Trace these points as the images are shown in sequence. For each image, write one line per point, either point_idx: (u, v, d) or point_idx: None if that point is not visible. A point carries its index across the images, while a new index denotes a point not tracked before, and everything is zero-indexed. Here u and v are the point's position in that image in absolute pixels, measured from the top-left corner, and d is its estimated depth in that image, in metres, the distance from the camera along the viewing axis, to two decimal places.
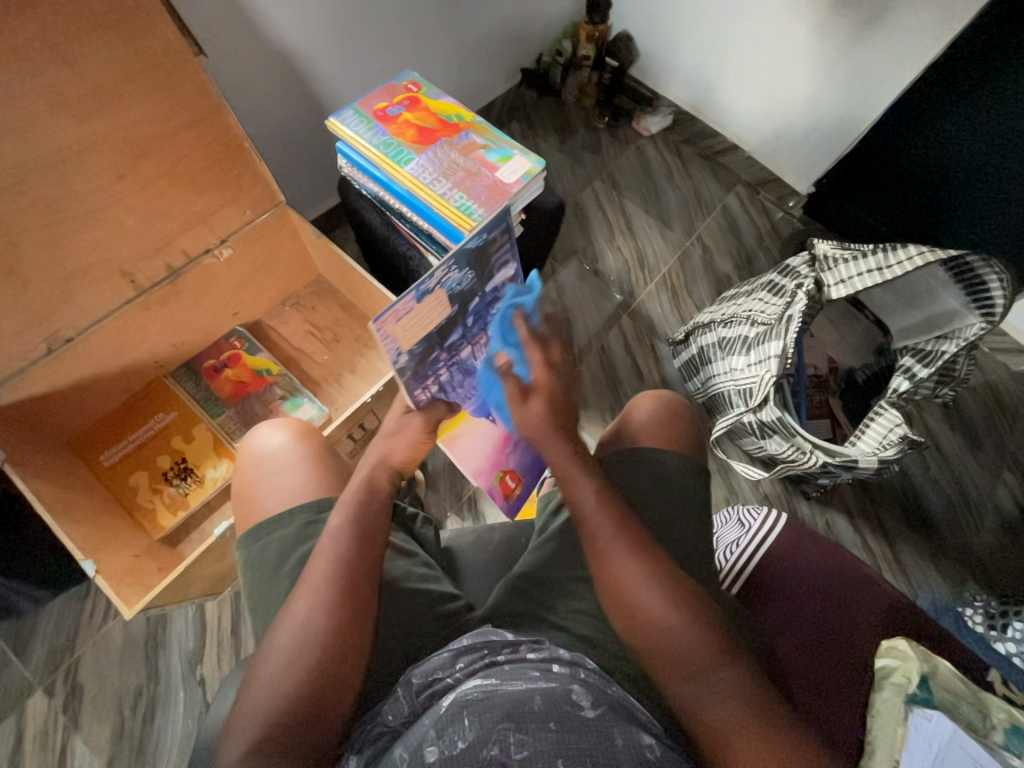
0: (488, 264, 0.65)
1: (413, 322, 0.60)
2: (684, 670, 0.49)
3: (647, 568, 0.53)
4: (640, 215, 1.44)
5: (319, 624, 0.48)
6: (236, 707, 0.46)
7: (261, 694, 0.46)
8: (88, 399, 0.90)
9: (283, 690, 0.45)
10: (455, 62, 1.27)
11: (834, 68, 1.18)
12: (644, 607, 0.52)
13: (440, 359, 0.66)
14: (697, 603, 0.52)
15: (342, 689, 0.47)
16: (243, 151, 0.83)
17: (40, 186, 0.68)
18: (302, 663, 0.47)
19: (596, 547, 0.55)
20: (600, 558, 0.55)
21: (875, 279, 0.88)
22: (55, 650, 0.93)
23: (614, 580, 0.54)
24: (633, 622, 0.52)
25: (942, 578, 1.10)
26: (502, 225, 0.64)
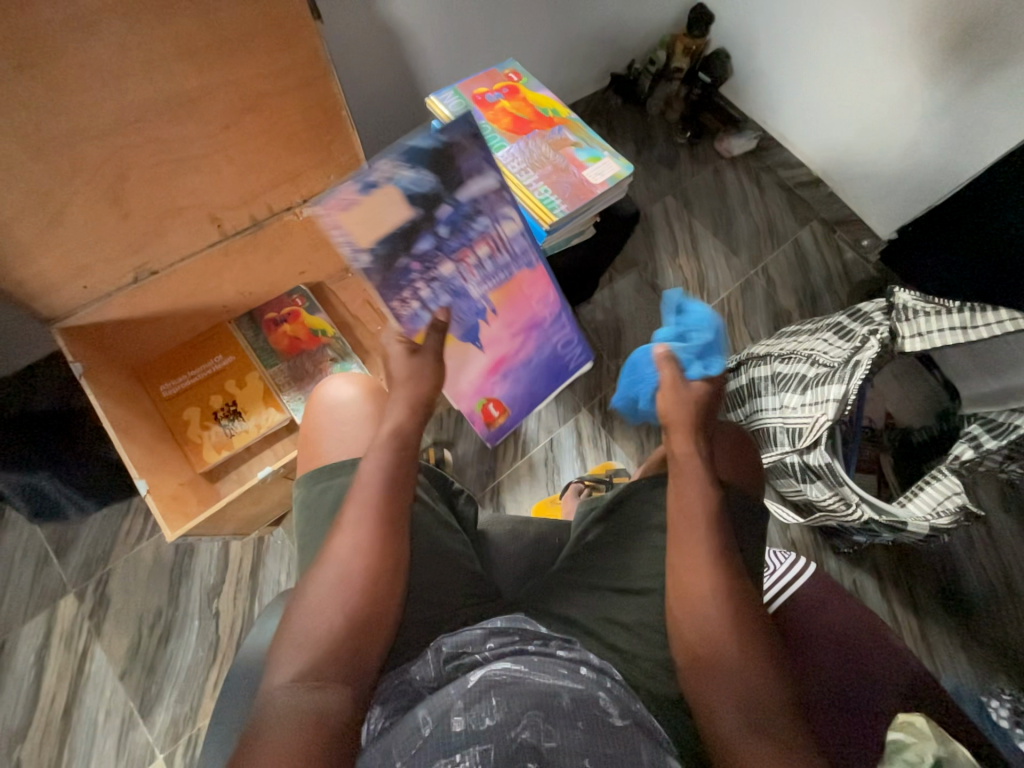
0: (452, 168, 0.65)
1: (360, 213, 0.62)
2: (740, 701, 0.48)
3: (732, 583, 0.53)
4: (707, 237, 1.41)
5: (355, 565, 0.50)
6: (279, 636, 0.49)
7: (305, 624, 0.48)
8: (159, 332, 0.95)
9: (324, 625, 0.48)
10: (549, 59, 1.27)
11: (943, 113, 1.13)
12: (715, 622, 0.51)
13: (412, 269, 0.66)
14: (763, 638, 0.52)
15: (377, 632, 0.49)
16: (340, 118, 0.86)
17: (156, 126, 0.72)
18: (341, 602, 0.48)
19: (684, 546, 0.55)
20: (685, 552, 0.55)
21: (955, 338, 0.85)
22: (90, 560, 0.98)
23: (693, 588, 0.53)
24: (703, 641, 0.51)
25: (970, 663, 1.03)
26: (465, 128, 0.64)
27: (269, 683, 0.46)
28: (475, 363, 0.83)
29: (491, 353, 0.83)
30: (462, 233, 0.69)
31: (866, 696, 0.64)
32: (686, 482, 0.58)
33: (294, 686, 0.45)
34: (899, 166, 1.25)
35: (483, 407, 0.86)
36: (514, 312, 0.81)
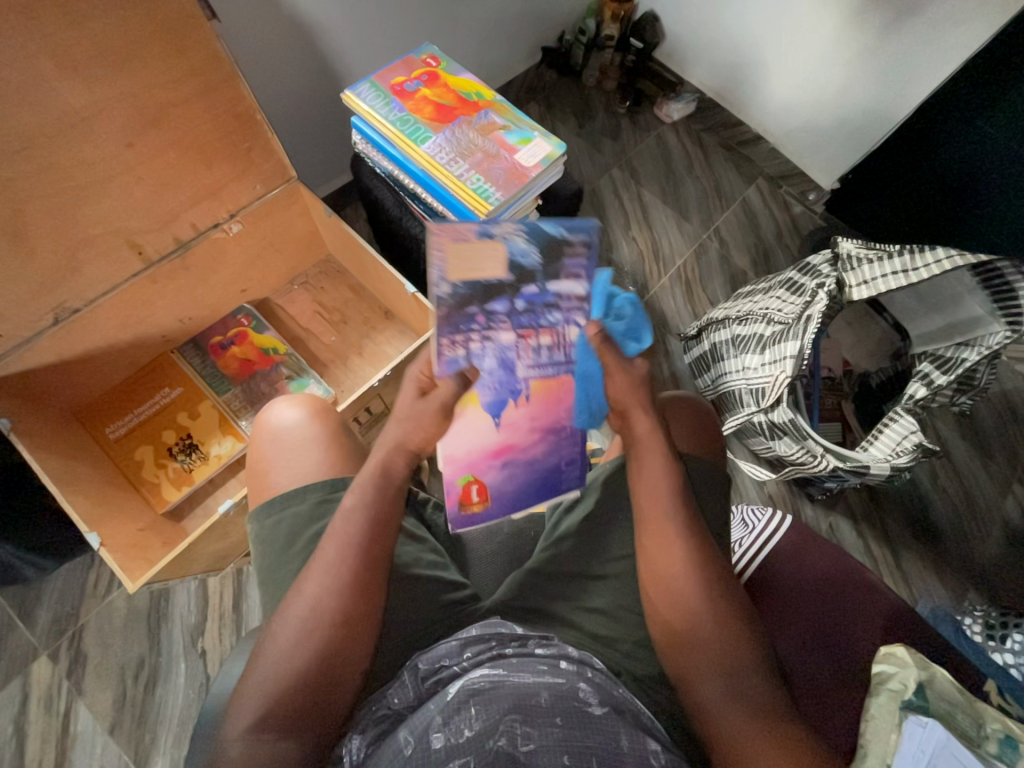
0: (558, 265, 0.54)
1: (468, 253, 0.51)
2: (712, 670, 0.50)
3: (703, 563, 0.53)
4: (657, 206, 1.41)
5: (331, 606, 0.48)
6: (240, 685, 0.47)
7: (273, 673, 0.46)
8: (94, 372, 0.89)
9: (293, 667, 0.46)
10: (475, 37, 1.23)
11: (870, 57, 1.14)
12: (688, 601, 0.52)
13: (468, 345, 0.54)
14: (734, 605, 0.53)
15: (346, 672, 0.47)
16: (255, 123, 0.81)
17: (47, 152, 0.66)
18: (312, 645, 0.47)
19: (649, 540, 0.55)
20: (655, 546, 0.54)
21: (900, 282, 0.86)
22: (60, 618, 0.94)
23: (669, 573, 0.53)
24: (684, 620, 0.52)
25: (942, 586, 1.09)
26: (580, 235, 0.54)
27: (228, 732, 0.45)
28: (480, 436, 0.65)
29: (503, 433, 0.65)
30: (540, 321, 0.56)
31: (845, 641, 0.67)
32: None
33: (249, 734, 0.44)
34: (833, 114, 1.27)
35: (460, 489, 0.66)
36: (544, 409, 0.64)
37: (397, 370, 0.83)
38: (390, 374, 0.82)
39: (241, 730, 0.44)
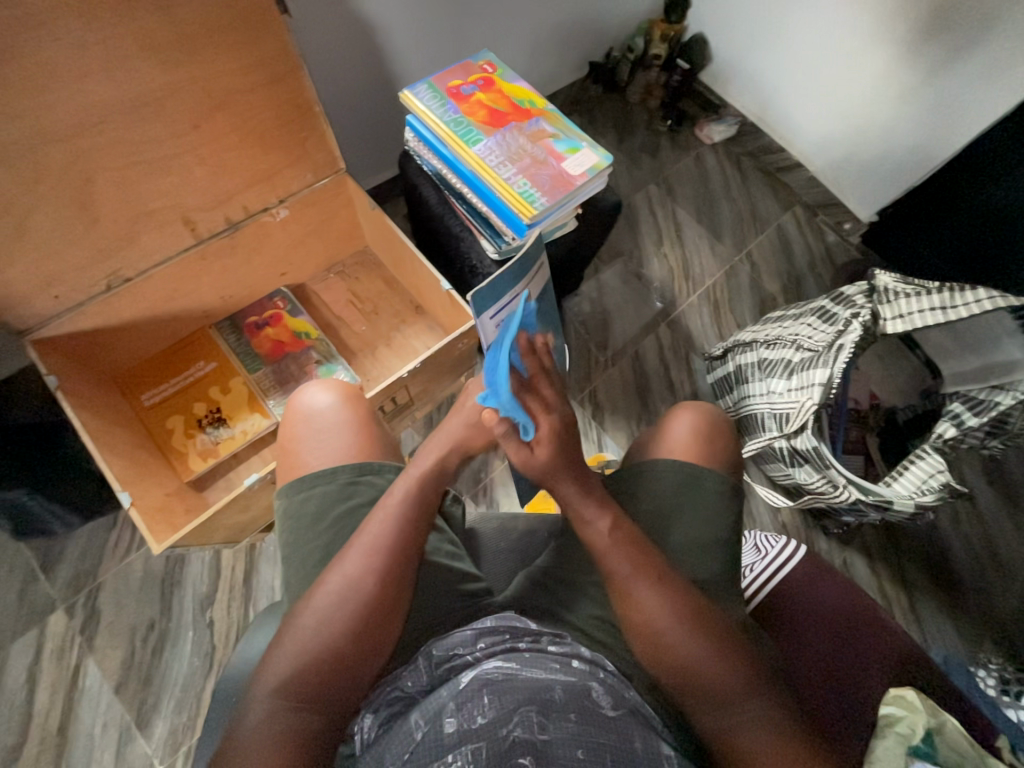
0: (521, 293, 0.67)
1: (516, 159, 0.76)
2: (711, 702, 0.50)
3: (672, 599, 0.52)
4: (691, 225, 1.41)
5: (367, 582, 0.50)
6: (266, 657, 0.48)
7: (302, 645, 0.47)
8: (137, 340, 0.93)
9: (324, 637, 0.47)
10: (526, 48, 1.26)
11: (920, 94, 1.14)
12: (669, 643, 0.51)
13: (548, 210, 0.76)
14: (716, 632, 0.52)
15: (371, 648, 0.48)
16: (313, 115, 0.84)
17: (121, 128, 0.70)
18: (344, 618, 0.48)
19: (619, 589, 0.54)
20: (622, 593, 0.53)
21: (936, 318, 0.85)
22: (79, 574, 0.97)
23: (645, 616, 0.52)
24: (671, 654, 0.51)
25: (959, 635, 1.06)
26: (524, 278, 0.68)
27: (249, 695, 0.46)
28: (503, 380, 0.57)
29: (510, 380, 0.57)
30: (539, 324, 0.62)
31: (856, 676, 0.65)
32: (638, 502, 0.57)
33: (274, 697, 0.45)
34: (877, 148, 1.27)
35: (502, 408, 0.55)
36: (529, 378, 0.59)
37: (425, 363, 0.84)
38: (418, 366, 0.83)
39: (263, 695, 0.45)
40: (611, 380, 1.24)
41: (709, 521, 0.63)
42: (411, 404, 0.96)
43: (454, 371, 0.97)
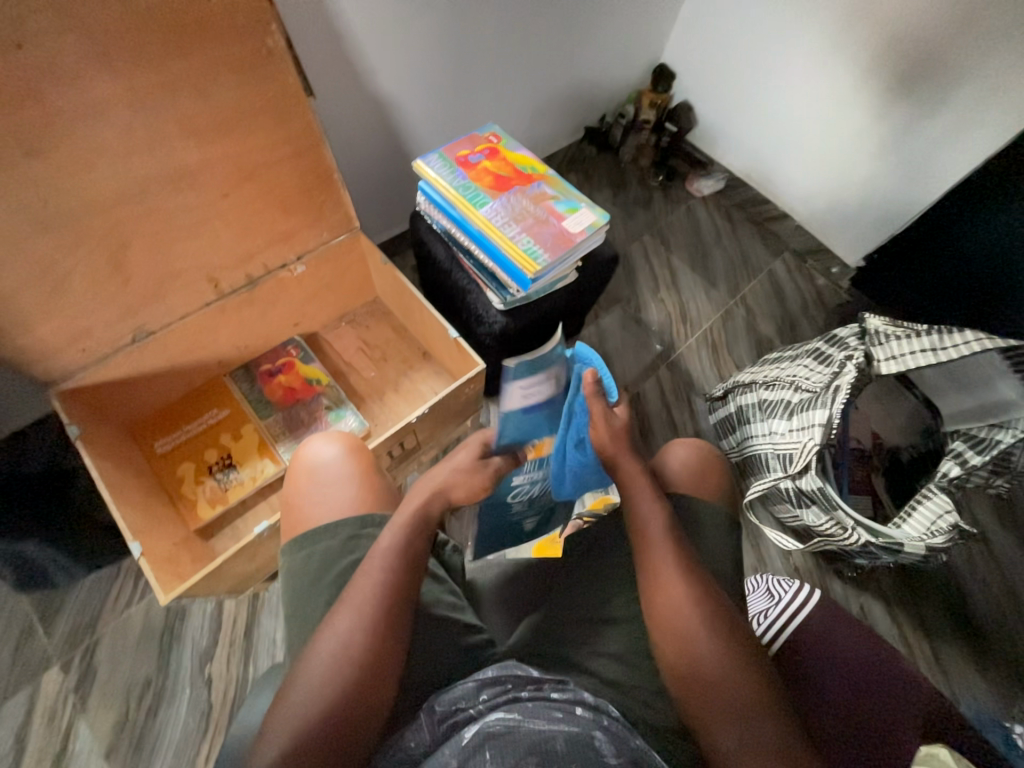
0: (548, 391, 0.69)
1: (520, 218, 0.82)
2: (722, 709, 0.49)
3: (698, 593, 0.53)
4: (686, 272, 1.48)
5: (359, 643, 0.49)
6: (265, 724, 0.47)
7: (299, 706, 0.47)
8: (154, 390, 0.96)
9: (319, 701, 0.47)
10: (527, 116, 1.37)
11: (893, 152, 1.22)
12: (692, 639, 0.52)
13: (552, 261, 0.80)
14: (735, 642, 0.52)
15: (369, 710, 0.48)
16: (332, 182, 0.91)
17: (157, 197, 0.76)
18: (339, 673, 0.48)
19: (652, 573, 0.56)
20: (653, 579, 0.55)
21: (928, 359, 0.87)
22: (77, 628, 0.95)
23: (666, 606, 0.54)
24: (687, 654, 0.51)
25: (989, 689, 1.01)
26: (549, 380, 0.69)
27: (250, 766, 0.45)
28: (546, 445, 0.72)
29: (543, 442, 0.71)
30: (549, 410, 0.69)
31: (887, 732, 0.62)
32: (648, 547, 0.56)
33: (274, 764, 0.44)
34: (859, 200, 1.35)
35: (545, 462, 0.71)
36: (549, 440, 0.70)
37: (432, 409, 0.87)
38: (426, 412, 0.86)
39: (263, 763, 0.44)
40: None
41: (716, 569, 0.62)
42: (418, 448, 0.98)
43: (459, 416, 0.99)
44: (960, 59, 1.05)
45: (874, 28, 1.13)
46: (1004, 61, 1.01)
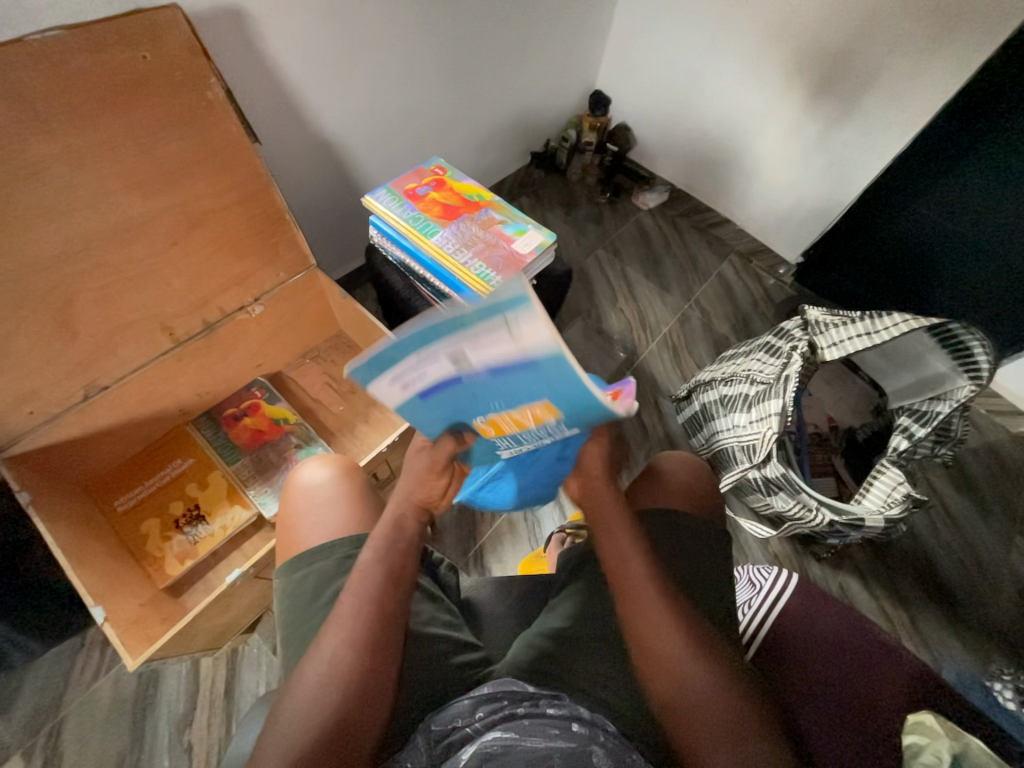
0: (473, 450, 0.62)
1: (471, 242, 0.85)
2: (722, 742, 0.49)
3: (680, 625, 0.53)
4: (641, 281, 1.54)
5: (346, 666, 0.48)
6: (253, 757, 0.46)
7: (287, 736, 0.45)
8: (112, 446, 0.93)
9: (307, 729, 0.45)
10: (473, 146, 1.42)
11: (813, 156, 1.32)
12: (677, 670, 0.51)
13: (506, 279, 0.83)
14: (722, 666, 0.52)
15: (360, 735, 0.46)
16: (284, 222, 0.92)
17: (103, 251, 0.75)
18: (324, 700, 0.46)
19: (641, 625, 0.53)
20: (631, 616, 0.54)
21: (864, 343, 0.93)
22: (39, 710, 0.88)
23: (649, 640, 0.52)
24: (673, 688, 0.51)
25: (967, 650, 1.05)
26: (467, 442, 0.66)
27: None
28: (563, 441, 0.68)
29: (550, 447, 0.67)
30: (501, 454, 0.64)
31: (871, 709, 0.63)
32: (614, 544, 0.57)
33: None
34: (790, 202, 1.45)
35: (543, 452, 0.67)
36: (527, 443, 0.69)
37: (404, 436, 0.87)
38: (397, 439, 0.86)
39: None
40: None
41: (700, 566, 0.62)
42: (393, 476, 0.98)
43: None
44: (860, 69, 1.14)
45: (784, 45, 1.22)
46: (900, 67, 1.09)
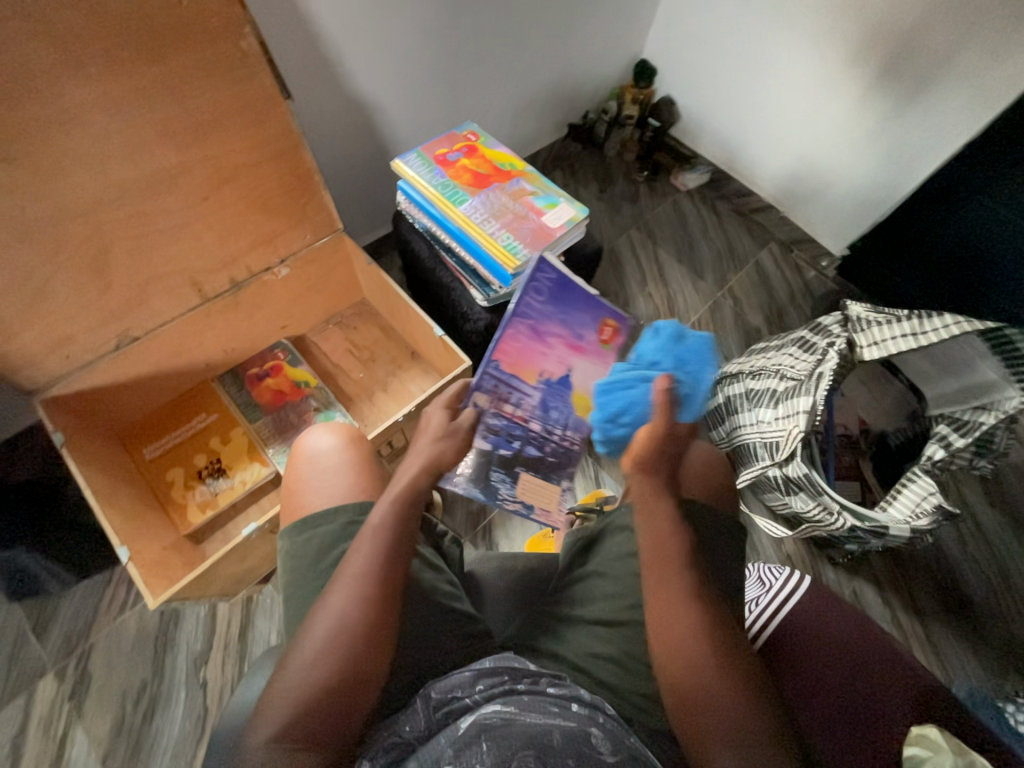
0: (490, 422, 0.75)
1: (501, 215, 0.83)
2: (723, 735, 0.48)
3: (699, 606, 0.53)
4: (673, 265, 1.48)
5: (355, 619, 0.49)
6: (264, 694, 0.47)
7: (297, 681, 0.47)
8: (142, 396, 0.96)
9: (312, 680, 0.46)
10: (509, 115, 1.37)
11: (873, 139, 1.23)
12: (690, 646, 0.51)
13: (535, 255, 0.80)
14: (730, 654, 0.52)
15: (369, 681, 0.48)
16: (313, 183, 0.92)
17: (136, 201, 0.76)
18: (337, 651, 0.48)
19: (652, 596, 0.55)
20: (653, 590, 0.55)
21: (909, 344, 0.87)
22: (71, 635, 0.95)
23: (662, 607, 0.54)
24: (686, 666, 0.51)
25: (981, 668, 1.02)
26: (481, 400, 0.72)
27: (247, 742, 0.45)
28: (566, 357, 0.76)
29: (557, 361, 0.75)
30: (511, 404, 0.75)
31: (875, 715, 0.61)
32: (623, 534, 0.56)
33: (270, 743, 0.44)
34: (840, 189, 1.36)
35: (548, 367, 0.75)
36: (536, 359, 0.75)
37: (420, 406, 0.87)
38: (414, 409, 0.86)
39: (261, 739, 0.44)
40: None
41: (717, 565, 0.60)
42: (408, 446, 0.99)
43: None
44: (939, 45, 1.04)
45: (857, 14, 1.12)
46: (982, 45, 1.00)
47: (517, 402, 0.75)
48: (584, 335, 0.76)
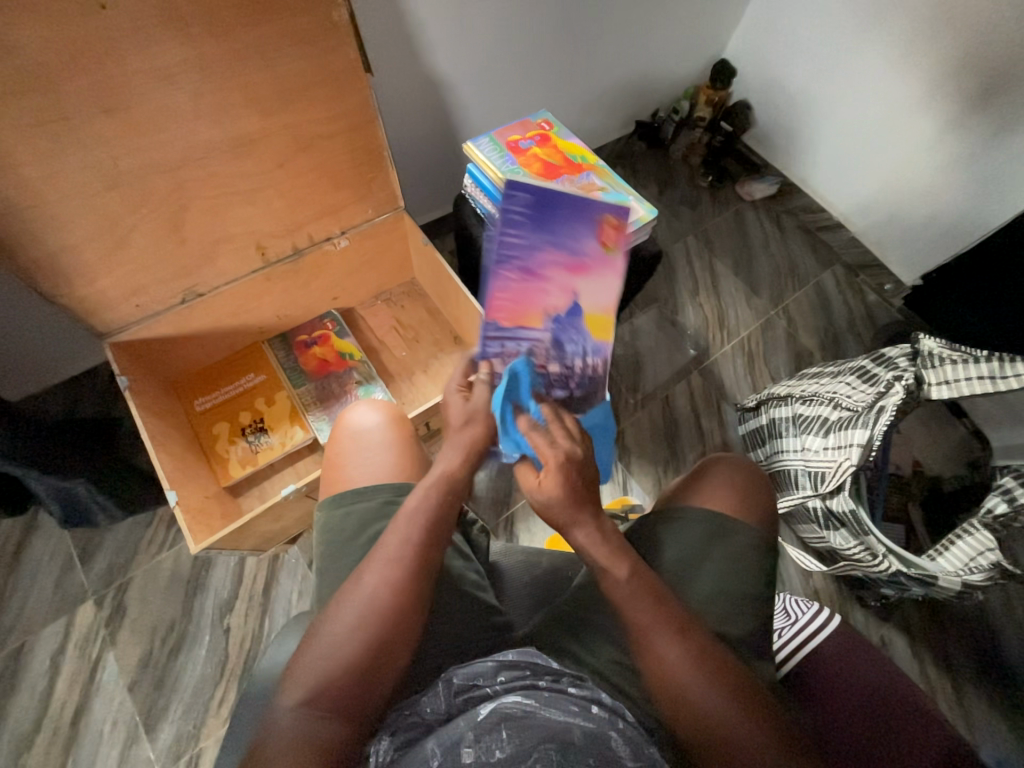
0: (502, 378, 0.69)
1: None
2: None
3: (692, 647, 0.50)
4: (728, 277, 1.43)
5: (384, 600, 0.50)
6: (291, 664, 0.49)
7: (326, 654, 0.48)
8: (199, 351, 1.00)
9: (340, 656, 0.48)
10: (578, 106, 1.35)
11: (966, 164, 1.14)
12: (693, 694, 0.48)
13: None
14: (741, 690, 0.49)
15: (390, 664, 0.49)
16: (382, 159, 0.92)
17: (216, 162, 0.78)
18: (364, 630, 0.49)
19: (637, 644, 0.52)
20: (640, 643, 0.51)
21: (983, 387, 0.83)
22: (112, 567, 1.00)
23: (655, 659, 0.50)
24: (695, 716, 0.48)
25: (1014, 740, 0.96)
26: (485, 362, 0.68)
27: (277, 703, 0.46)
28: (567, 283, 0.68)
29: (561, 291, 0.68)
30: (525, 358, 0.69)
31: None
32: (615, 583, 0.53)
33: (299, 708, 0.45)
34: (921, 213, 1.27)
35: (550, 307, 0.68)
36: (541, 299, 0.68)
37: None
38: None
39: (289, 702, 0.46)
40: (640, 423, 1.24)
41: (752, 595, 0.60)
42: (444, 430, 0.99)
43: None
44: None
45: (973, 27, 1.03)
46: None
47: (531, 353, 0.69)
48: (585, 248, 0.68)
